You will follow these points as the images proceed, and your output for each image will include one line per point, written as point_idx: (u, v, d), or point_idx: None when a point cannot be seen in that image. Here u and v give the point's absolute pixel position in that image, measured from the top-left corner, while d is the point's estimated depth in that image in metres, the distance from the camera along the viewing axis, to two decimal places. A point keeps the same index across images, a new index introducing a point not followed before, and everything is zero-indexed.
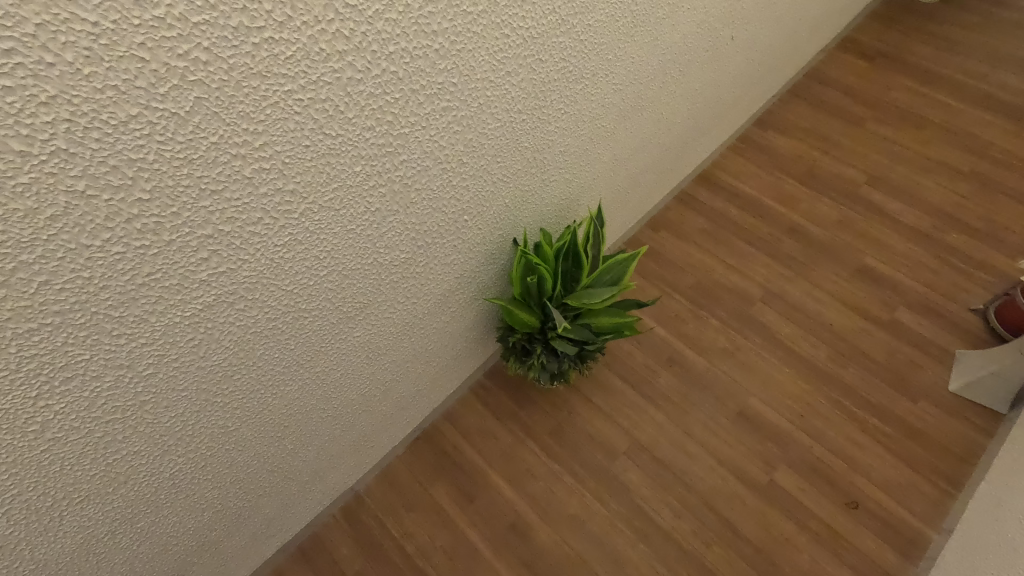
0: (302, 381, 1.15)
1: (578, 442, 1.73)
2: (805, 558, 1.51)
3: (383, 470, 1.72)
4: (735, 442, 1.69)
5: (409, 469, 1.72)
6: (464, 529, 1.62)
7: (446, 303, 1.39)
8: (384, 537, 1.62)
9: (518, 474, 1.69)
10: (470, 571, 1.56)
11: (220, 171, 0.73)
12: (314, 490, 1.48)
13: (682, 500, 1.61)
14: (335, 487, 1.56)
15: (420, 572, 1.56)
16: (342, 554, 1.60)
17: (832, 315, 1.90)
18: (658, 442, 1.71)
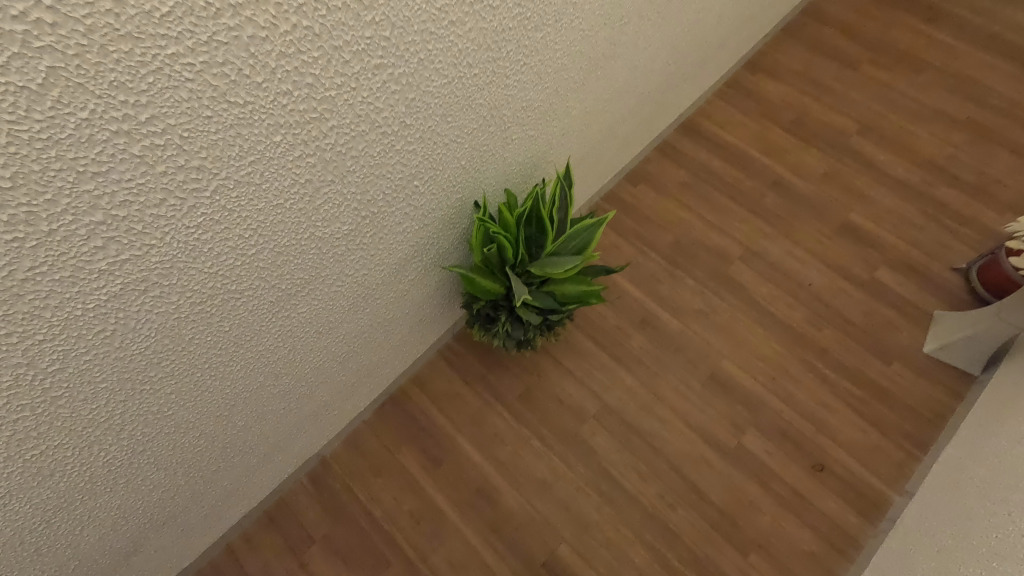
0: (244, 361, 1.09)
1: (548, 406, 1.71)
2: (767, 520, 1.53)
3: (350, 435, 1.70)
4: (705, 405, 1.68)
5: (377, 434, 1.70)
6: (431, 493, 1.62)
7: (403, 271, 1.31)
8: (351, 501, 1.62)
9: (486, 438, 1.68)
10: (437, 534, 1.57)
11: (101, 151, 0.64)
12: (275, 459, 1.46)
13: (649, 463, 1.62)
14: (298, 455, 1.54)
15: (386, 535, 1.58)
16: (310, 518, 1.61)
17: (811, 275, 1.84)
18: (629, 406, 1.69)
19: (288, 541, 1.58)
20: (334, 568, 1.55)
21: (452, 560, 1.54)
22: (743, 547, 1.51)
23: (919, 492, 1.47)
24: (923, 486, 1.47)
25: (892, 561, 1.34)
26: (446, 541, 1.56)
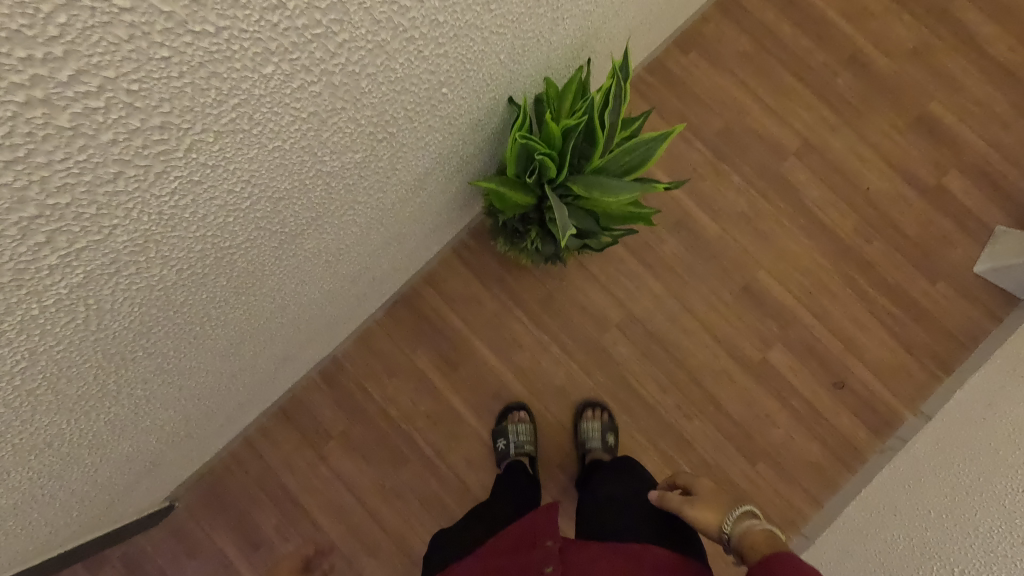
0: (247, 304, 0.95)
1: (570, 313, 1.61)
2: (779, 433, 1.56)
3: (361, 335, 1.63)
4: (734, 317, 1.60)
5: (389, 335, 1.62)
6: (447, 395, 1.60)
7: (422, 186, 1.10)
8: (366, 400, 1.60)
9: (504, 343, 1.61)
10: (454, 434, 1.59)
11: (12, 133, 0.42)
12: (286, 370, 1.39)
13: (670, 374, 1.59)
14: (307, 360, 1.47)
15: (404, 434, 1.59)
16: (325, 415, 1.60)
17: (872, 177, 1.64)
18: (655, 316, 1.61)
19: (305, 436, 1.60)
20: (353, 461, 1.58)
21: (469, 458, 1.58)
22: (752, 455, 1.55)
23: (922, 431, 1.48)
24: (928, 426, 1.47)
25: (889, 499, 1.38)
26: (463, 440, 1.59)
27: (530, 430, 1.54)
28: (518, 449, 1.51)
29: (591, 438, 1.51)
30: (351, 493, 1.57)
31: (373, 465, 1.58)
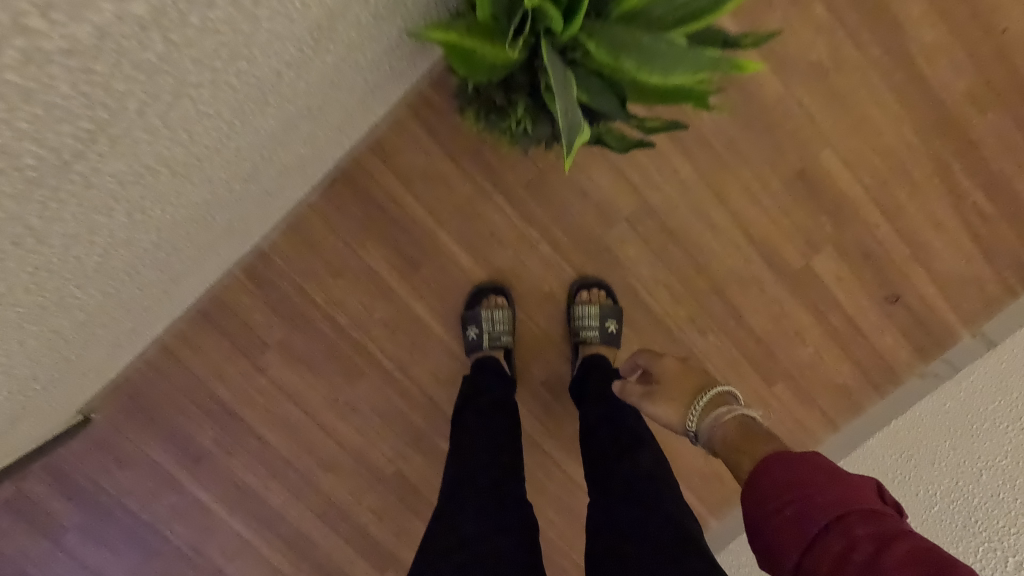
0: (47, 264, 0.58)
1: (566, 202, 1.22)
2: (806, 351, 1.31)
3: (292, 221, 1.24)
4: (778, 211, 1.23)
5: (328, 222, 1.24)
6: (407, 300, 1.28)
7: (323, 41, 0.65)
8: (306, 304, 1.28)
9: (478, 237, 1.25)
10: (416, 344, 1.31)
11: None
12: (179, 287, 1.04)
13: (686, 281, 1.27)
14: (212, 269, 1.13)
15: (356, 343, 1.30)
16: (256, 320, 1.29)
17: (1011, 12, 1.14)
18: (678, 210, 1.23)
19: (235, 343, 1.30)
20: (297, 373, 1.32)
21: (436, 372, 1.32)
22: (769, 374, 1.32)
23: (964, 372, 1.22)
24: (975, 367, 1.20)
25: (927, 441, 1.18)
26: (427, 353, 1.31)
27: (509, 317, 1.24)
28: (492, 343, 1.24)
29: (590, 338, 1.23)
30: (298, 408, 1.34)
31: (322, 379, 1.33)
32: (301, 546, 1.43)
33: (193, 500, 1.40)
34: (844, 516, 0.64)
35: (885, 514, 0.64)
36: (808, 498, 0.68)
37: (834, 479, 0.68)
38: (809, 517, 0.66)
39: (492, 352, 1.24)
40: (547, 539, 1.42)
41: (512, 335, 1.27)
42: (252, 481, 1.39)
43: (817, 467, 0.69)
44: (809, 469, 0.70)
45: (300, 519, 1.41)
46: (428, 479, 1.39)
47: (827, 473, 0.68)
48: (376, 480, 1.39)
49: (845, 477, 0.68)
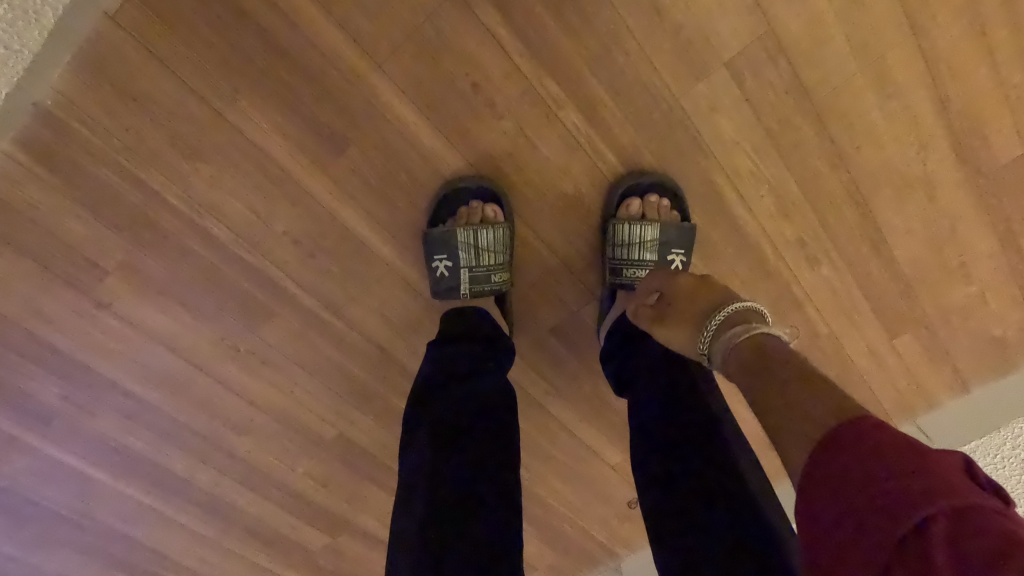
0: None
1: (614, 32, 0.69)
2: (968, 294, 0.83)
3: (105, 52, 0.67)
4: (997, 59, 0.70)
5: (180, 55, 0.68)
6: (332, 201, 0.76)
7: None
8: (158, 205, 0.75)
9: (454, 91, 0.72)
10: (353, 274, 0.81)
11: None
12: None
13: (809, 177, 0.76)
14: None
15: (253, 270, 0.80)
16: (73, 232, 0.76)
17: None
18: (815, 50, 0.70)
19: (46, 266, 0.78)
20: (165, 312, 0.83)
21: (386, 313, 0.84)
22: (900, 326, 0.86)
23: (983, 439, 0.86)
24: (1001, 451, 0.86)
25: None
26: (371, 287, 0.82)
27: (503, 242, 0.77)
28: (476, 286, 0.78)
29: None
30: (178, 358, 0.88)
31: (207, 319, 0.84)
32: (221, 510, 1.08)
33: (57, 464, 0.99)
34: (894, 509, 0.33)
35: (969, 501, 0.31)
36: (834, 483, 0.36)
37: (871, 454, 0.35)
38: (839, 527, 0.35)
39: (475, 296, 0.78)
40: (546, 508, 1.08)
41: (510, 272, 0.79)
42: (135, 444, 0.98)
43: (847, 441, 0.37)
44: (837, 446, 0.37)
45: (215, 484, 1.04)
46: (383, 443, 1.00)
47: (863, 442, 0.36)
48: (312, 444, 0.99)
49: (894, 441, 0.35)
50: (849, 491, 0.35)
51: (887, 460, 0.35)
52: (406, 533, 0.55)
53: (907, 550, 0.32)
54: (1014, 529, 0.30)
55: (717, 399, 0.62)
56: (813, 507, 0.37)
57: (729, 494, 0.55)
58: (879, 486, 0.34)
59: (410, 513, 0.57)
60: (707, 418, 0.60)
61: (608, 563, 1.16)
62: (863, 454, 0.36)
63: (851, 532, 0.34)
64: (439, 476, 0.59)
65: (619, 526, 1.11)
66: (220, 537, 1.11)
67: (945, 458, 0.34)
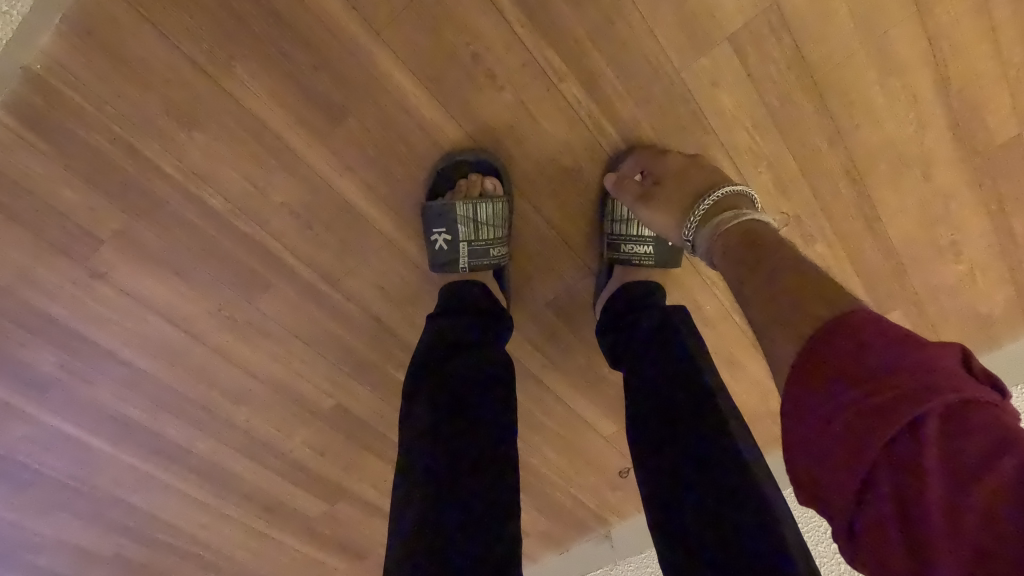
0: None
1: (616, 3, 0.68)
2: (958, 273, 0.85)
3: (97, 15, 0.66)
4: (999, 39, 0.70)
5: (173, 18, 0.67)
6: (329, 173, 0.76)
7: None
8: (152, 173, 0.74)
9: (453, 61, 0.71)
10: (351, 246, 0.81)
11: None
12: None
13: (808, 154, 0.76)
14: None
15: (249, 241, 0.80)
16: (66, 200, 0.75)
17: None
18: (818, 25, 0.69)
19: (39, 234, 0.77)
20: (161, 283, 0.83)
21: (384, 286, 0.85)
22: (890, 304, 0.87)
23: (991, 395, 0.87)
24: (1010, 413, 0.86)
25: None
26: (369, 259, 0.82)
27: (502, 216, 0.77)
28: (474, 260, 0.78)
29: (641, 258, 0.78)
30: (175, 328, 0.88)
31: (204, 290, 0.84)
32: (219, 477, 1.10)
33: (56, 431, 1.00)
34: (890, 408, 0.34)
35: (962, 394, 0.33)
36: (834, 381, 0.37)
37: (872, 351, 0.36)
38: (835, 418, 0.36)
39: (474, 271, 0.78)
40: (539, 476, 1.10)
41: (508, 246, 0.79)
42: (133, 413, 0.98)
43: (843, 343, 0.38)
44: (836, 344, 0.38)
45: (213, 453, 1.06)
46: (380, 414, 1.01)
47: (864, 340, 0.37)
48: (310, 414, 1.00)
49: (891, 339, 0.36)
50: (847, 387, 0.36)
51: (886, 357, 0.35)
52: (405, 508, 0.57)
53: (901, 443, 0.33)
54: (1002, 422, 0.32)
55: (713, 376, 0.63)
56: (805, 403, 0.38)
57: (720, 462, 0.57)
58: (878, 383, 0.35)
59: (407, 490, 0.58)
60: (701, 396, 0.61)
61: (598, 529, 1.19)
62: (865, 352, 0.36)
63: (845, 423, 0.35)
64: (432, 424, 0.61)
65: (610, 494, 1.15)
66: (220, 501, 1.14)
67: (943, 353, 0.35)
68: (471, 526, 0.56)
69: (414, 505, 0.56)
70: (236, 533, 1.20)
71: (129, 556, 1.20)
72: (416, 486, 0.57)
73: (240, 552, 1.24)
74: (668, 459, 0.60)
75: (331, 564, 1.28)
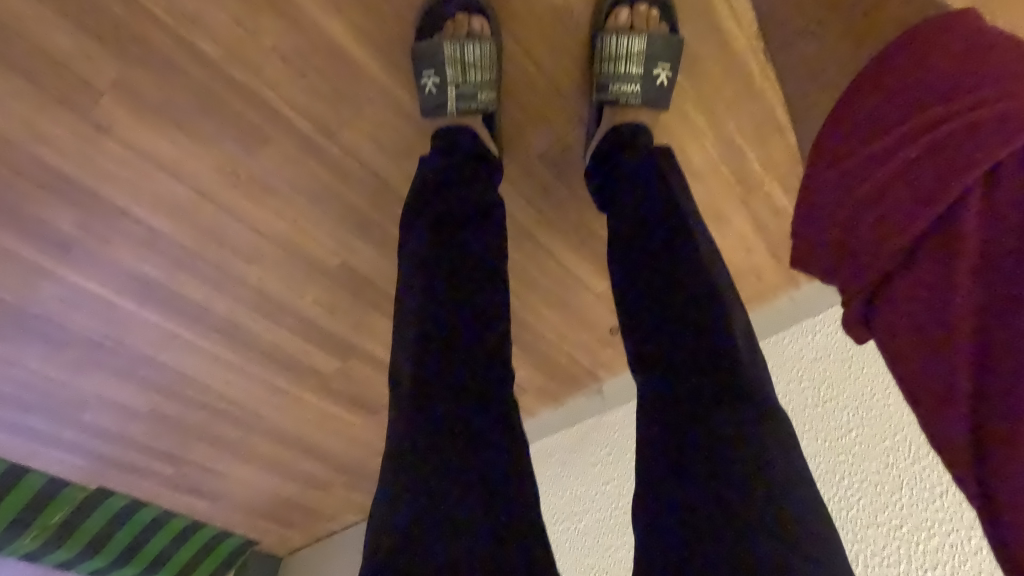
0: None
1: None
2: None
3: None
4: None
5: None
6: (316, 10, 0.75)
7: None
8: (141, 15, 0.74)
9: None
10: (345, 95, 0.82)
11: None
12: None
13: None
14: None
15: (245, 91, 0.81)
16: (62, 46, 0.76)
17: None
18: None
19: (40, 85, 0.79)
20: (167, 138, 0.86)
21: (381, 139, 0.87)
22: None
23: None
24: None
25: None
26: (363, 110, 0.84)
27: (490, 58, 0.79)
28: (462, 103, 0.79)
29: (628, 96, 0.79)
30: (182, 185, 0.92)
31: (207, 145, 0.87)
32: (239, 337, 1.19)
33: (84, 292, 1.08)
34: (989, 134, 0.32)
35: None
36: (918, 118, 0.36)
37: (979, 80, 0.34)
38: (907, 155, 0.35)
39: (461, 114, 0.79)
40: (536, 334, 1.18)
41: (497, 92, 0.81)
42: (152, 272, 1.05)
43: (953, 72, 0.36)
44: (936, 77, 0.36)
45: (231, 313, 1.14)
46: (386, 273, 1.07)
47: (970, 63, 0.35)
48: (318, 273, 1.07)
49: (1001, 70, 0.34)
50: (927, 119, 0.35)
51: (995, 85, 0.33)
52: (413, 293, 0.62)
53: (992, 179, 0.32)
54: None
55: (682, 195, 0.68)
56: (885, 137, 0.37)
57: (679, 261, 0.63)
58: (979, 108, 0.33)
59: (413, 285, 0.63)
60: (667, 210, 0.67)
61: (591, 385, 1.31)
62: (971, 83, 0.34)
63: (926, 142, 0.34)
64: (431, 222, 0.68)
65: (602, 352, 1.23)
66: (242, 360, 1.25)
67: None
68: (480, 305, 0.61)
69: (421, 292, 0.62)
70: (260, 390, 1.33)
71: (165, 410, 1.35)
72: (416, 271, 0.64)
73: (266, 407, 1.38)
74: (637, 266, 0.66)
75: (350, 418, 1.42)
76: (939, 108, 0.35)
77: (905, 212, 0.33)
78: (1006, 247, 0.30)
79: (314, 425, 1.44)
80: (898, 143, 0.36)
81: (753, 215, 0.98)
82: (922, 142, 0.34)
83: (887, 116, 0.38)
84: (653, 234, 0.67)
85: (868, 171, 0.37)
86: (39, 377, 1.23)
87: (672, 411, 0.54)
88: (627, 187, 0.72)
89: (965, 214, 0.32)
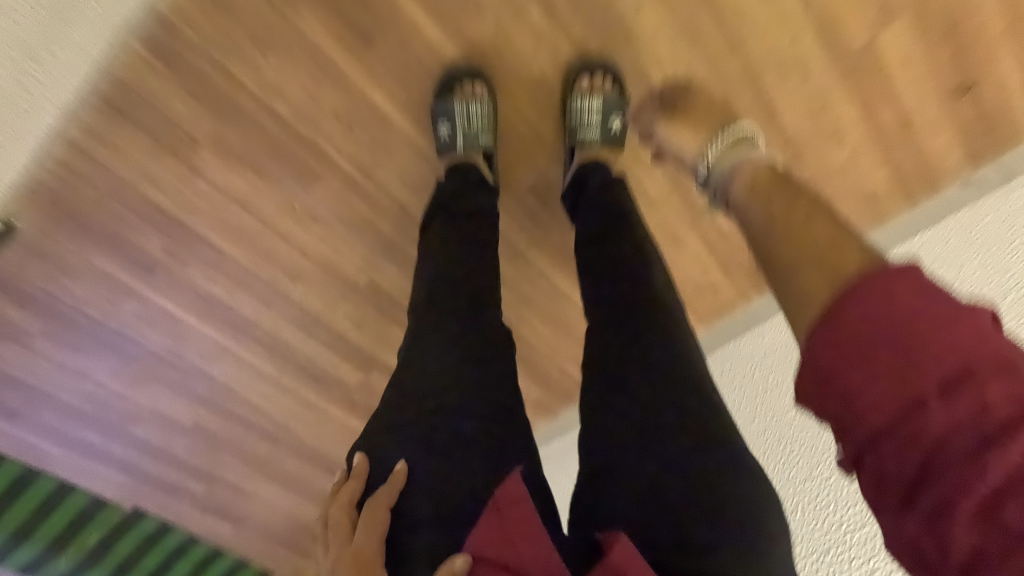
0: None
1: None
2: (842, 154, 1.12)
3: None
4: None
5: None
6: (363, 83, 1.04)
7: None
8: (237, 89, 1.03)
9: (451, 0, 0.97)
10: (381, 144, 1.10)
11: None
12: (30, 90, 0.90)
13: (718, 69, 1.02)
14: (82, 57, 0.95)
15: (306, 142, 1.09)
16: (178, 111, 1.04)
17: None
18: None
19: (157, 138, 1.07)
20: (244, 178, 1.12)
21: (405, 176, 1.14)
22: None
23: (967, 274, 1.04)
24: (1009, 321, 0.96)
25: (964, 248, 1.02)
26: (393, 154, 1.11)
27: (487, 113, 1.04)
28: (467, 144, 1.04)
29: (590, 139, 1.04)
30: (249, 216, 1.17)
31: (273, 184, 1.13)
32: (279, 350, 1.40)
33: (157, 308, 1.31)
34: (935, 376, 0.35)
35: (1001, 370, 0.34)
36: (876, 342, 0.38)
37: (921, 317, 0.37)
38: (874, 380, 0.38)
39: (466, 154, 1.05)
40: (530, 348, 1.38)
41: (493, 137, 1.07)
42: (215, 290, 1.29)
43: (899, 298, 0.39)
44: (886, 299, 0.39)
45: (276, 328, 1.36)
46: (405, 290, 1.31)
47: (915, 298, 0.38)
48: (350, 291, 1.30)
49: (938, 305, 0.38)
50: (883, 347, 0.38)
51: (935, 327, 0.37)
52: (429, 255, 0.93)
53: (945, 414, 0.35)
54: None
55: (621, 197, 0.95)
56: (848, 348, 0.40)
57: (617, 236, 0.89)
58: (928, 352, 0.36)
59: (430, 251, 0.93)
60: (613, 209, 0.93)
61: None
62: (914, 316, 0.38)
63: (882, 390, 0.37)
64: (440, 209, 0.98)
65: None
66: (280, 372, 1.45)
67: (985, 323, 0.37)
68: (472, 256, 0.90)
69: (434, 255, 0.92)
70: (292, 404, 1.52)
71: (207, 425, 1.54)
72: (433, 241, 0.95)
73: (295, 421, 1.56)
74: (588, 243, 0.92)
75: None
76: (889, 334, 0.38)
77: (874, 434, 0.37)
78: (964, 485, 0.34)
79: (336, 440, 1.61)
80: (861, 359, 0.39)
81: (702, 238, 1.21)
82: (882, 369, 0.38)
83: (851, 320, 0.40)
84: (601, 224, 0.92)
85: (836, 381, 0.40)
86: (104, 390, 1.43)
87: (607, 338, 0.80)
88: (584, 196, 0.98)
89: (923, 450, 0.35)
